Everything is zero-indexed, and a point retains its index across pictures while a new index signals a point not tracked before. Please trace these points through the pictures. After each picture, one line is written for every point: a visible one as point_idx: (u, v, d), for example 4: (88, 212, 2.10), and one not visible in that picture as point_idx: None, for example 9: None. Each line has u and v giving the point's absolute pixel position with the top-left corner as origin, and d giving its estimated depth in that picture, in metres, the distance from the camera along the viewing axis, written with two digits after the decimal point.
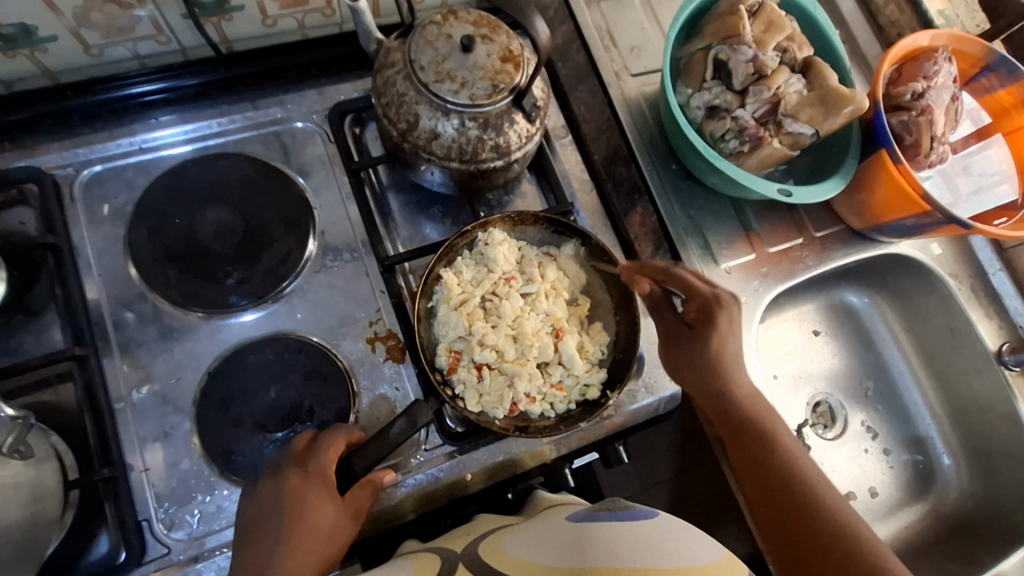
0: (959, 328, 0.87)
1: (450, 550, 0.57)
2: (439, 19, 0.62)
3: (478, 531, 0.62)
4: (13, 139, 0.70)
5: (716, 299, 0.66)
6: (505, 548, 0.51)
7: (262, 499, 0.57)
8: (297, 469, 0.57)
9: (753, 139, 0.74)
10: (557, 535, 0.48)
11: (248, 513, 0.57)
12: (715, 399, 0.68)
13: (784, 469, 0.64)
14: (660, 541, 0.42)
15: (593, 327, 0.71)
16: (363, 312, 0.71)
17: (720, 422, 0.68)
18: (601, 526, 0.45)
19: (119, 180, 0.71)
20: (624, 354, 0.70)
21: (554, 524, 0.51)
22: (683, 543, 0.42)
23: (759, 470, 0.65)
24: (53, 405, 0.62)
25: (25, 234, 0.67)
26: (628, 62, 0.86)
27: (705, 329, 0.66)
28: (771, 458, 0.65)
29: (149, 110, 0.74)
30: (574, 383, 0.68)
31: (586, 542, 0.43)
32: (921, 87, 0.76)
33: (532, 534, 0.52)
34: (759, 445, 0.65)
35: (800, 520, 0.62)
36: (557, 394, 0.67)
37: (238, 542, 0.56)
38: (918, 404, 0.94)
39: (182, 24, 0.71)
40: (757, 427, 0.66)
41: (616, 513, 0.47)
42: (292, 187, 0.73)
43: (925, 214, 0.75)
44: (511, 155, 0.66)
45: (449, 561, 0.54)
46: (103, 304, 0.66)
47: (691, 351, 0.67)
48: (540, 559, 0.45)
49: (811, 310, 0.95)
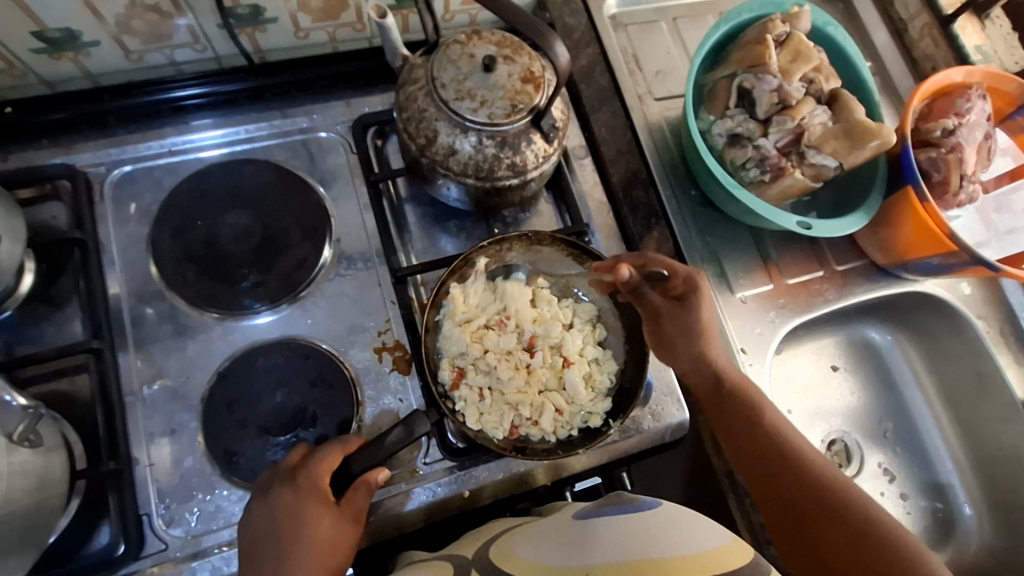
0: (986, 372, 0.84)
1: (462, 556, 0.57)
2: (463, 38, 0.63)
3: (488, 535, 0.61)
4: (51, 136, 0.73)
5: (698, 277, 0.67)
6: (517, 551, 0.50)
7: (256, 519, 0.57)
8: (286, 485, 0.57)
9: (774, 169, 0.73)
10: (565, 533, 0.47)
11: (246, 535, 0.57)
12: (704, 377, 0.67)
13: (784, 455, 0.63)
14: (663, 531, 0.42)
15: (603, 354, 0.70)
16: (373, 321, 0.71)
17: (709, 402, 0.68)
18: (608, 520, 0.45)
19: (147, 180, 0.73)
20: (631, 383, 0.69)
21: (562, 520, 0.51)
22: (694, 537, 0.41)
23: (750, 454, 0.64)
24: (67, 395, 0.64)
25: (55, 228, 0.69)
26: (652, 86, 0.86)
27: (687, 303, 0.66)
28: (758, 432, 0.64)
29: (181, 114, 0.76)
30: (577, 410, 0.67)
31: (597, 541, 0.43)
32: (952, 124, 0.74)
33: (540, 534, 0.51)
34: (747, 422, 0.65)
35: (804, 488, 0.61)
36: (559, 420, 0.66)
37: (240, 565, 0.56)
38: (939, 450, 0.90)
39: (218, 34, 0.74)
40: (744, 403, 0.66)
41: (619, 506, 0.46)
42: (312, 194, 0.74)
43: (952, 254, 0.72)
44: (527, 174, 0.66)
45: (462, 568, 0.54)
46: (123, 299, 0.68)
47: (681, 323, 0.66)
48: (553, 558, 0.45)
49: (830, 345, 0.92)
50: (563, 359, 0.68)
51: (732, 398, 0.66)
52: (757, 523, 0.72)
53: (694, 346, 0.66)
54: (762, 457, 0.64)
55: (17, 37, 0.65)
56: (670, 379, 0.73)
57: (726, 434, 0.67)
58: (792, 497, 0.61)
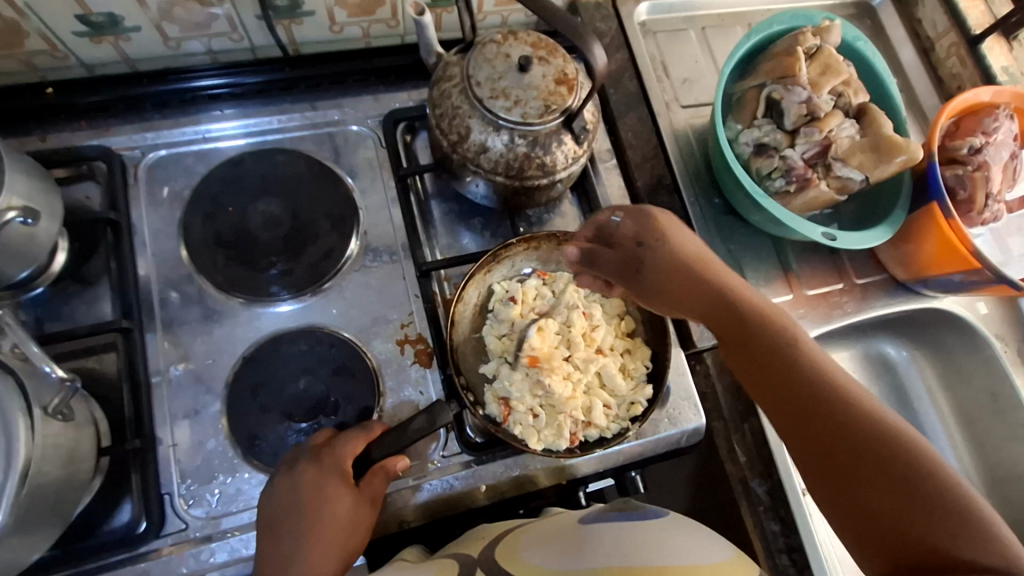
0: (1001, 391, 0.85)
1: (468, 555, 0.55)
2: (499, 38, 0.64)
3: (493, 535, 0.60)
4: (88, 118, 0.74)
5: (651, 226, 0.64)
6: (524, 554, 0.50)
7: (276, 493, 0.57)
8: (310, 461, 0.58)
9: (799, 180, 0.74)
10: (568, 535, 0.49)
11: (267, 509, 0.57)
12: (727, 317, 0.59)
13: (819, 395, 0.53)
14: (666, 539, 0.44)
15: (634, 345, 0.71)
16: (396, 313, 0.72)
17: (749, 368, 0.58)
18: (612, 527, 0.47)
19: (180, 165, 0.75)
20: (654, 379, 0.70)
21: (567, 523, 0.53)
22: (698, 546, 0.43)
23: (782, 406, 0.55)
24: (95, 373, 0.65)
25: (89, 208, 0.71)
26: (679, 93, 0.87)
27: (650, 244, 0.63)
28: (802, 383, 0.54)
29: (213, 102, 0.77)
30: (620, 402, 0.68)
31: (598, 544, 0.45)
32: (979, 142, 0.74)
33: (544, 535, 0.53)
34: (786, 370, 0.55)
35: (841, 433, 0.51)
36: (608, 413, 0.67)
37: (260, 536, 0.56)
38: (954, 468, 0.89)
39: (256, 25, 0.75)
40: (784, 352, 0.56)
41: (627, 515, 0.49)
42: (341, 186, 0.75)
43: (974, 272, 0.73)
44: (556, 175, 0.67)
45: (467, 567, 0.52)
46: (152, 282, 0.69)
47: (631, 267, 0.64)
48: (557, 562, 0.45)
49: (846, 358, 0.92)
50: (601, 354, 0.69)
51: (766, 338, 0.57)
52: (768, 530, 0.72)
53: (683, 289, 0.61)
54: (799, 408, 0.54)
55: (61, 20, 0.66)
56: (688, 385, 0.74)
57: (762, 388, 0.57)
58: (838, 449, 0.51)
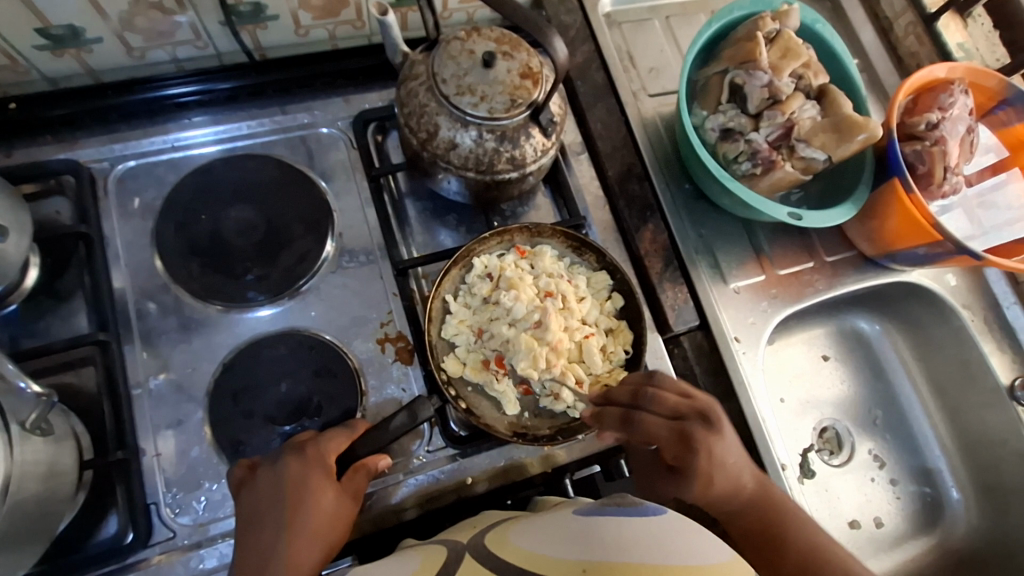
0: (972, 358, 0.87)
1: (457, 541, 0.56)
2: (463, 35, 0.65)
3: (486, 522, 0.60)
4: (54, 132, 0.73)
5: (681, 437, 0.62)
6: (514, 540, 0.49)
7: (260, 486, 0.57)
8: (295, 455, 0.59)
9: (764, 163, 0.75)
10: (563, 528, 0.47)
11: (248, 505, 0.57)
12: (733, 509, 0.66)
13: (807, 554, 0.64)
14: (667, 540, 0.42)
15: (616, 326, 0.72)
16: (375, 313, 0.73)
17: (743, 529, 0.66)
18: (612, 520, 0.45)
19: (150, 175, 0.74)
20: (633, 354, 0.71)
21: (560, 514, 0.51)
22: (695, 545, 0.41)
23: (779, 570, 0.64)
24: (74, 387, 0.65)
25: (59, 222, 0.70)
26: (646, 83, 0.88)
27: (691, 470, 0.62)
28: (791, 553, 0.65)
29: (182, 110, 0.77)
30: (597, 383, 0.70)
31: (599, 540, 0.42)
32: (936, 117, 0.77)
33: (538, 525, 0.51)
34: (771, 549, 0.65)
35: None
36: (584, 395, 0.68)
37: (237, 529, 0.57)
38: (928, 436, 0.93)
39: (220, 31, 0.75)
40: (774, 519, 0.66)
41: (624, 508, 0.47)
42: (314, 189, 0.75)
43: (937, 244, 0.75)
44: (526, 168, 0.68)
45: (456, 552, 0.52)
46: (128, 293, 0.69)
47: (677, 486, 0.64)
48: (551, 551, 0.44)
49: (820, 335, 0.94)
50: (579, 331, 0.69)
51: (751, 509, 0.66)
52: None
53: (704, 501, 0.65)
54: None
55: (21, 34, 0.66)
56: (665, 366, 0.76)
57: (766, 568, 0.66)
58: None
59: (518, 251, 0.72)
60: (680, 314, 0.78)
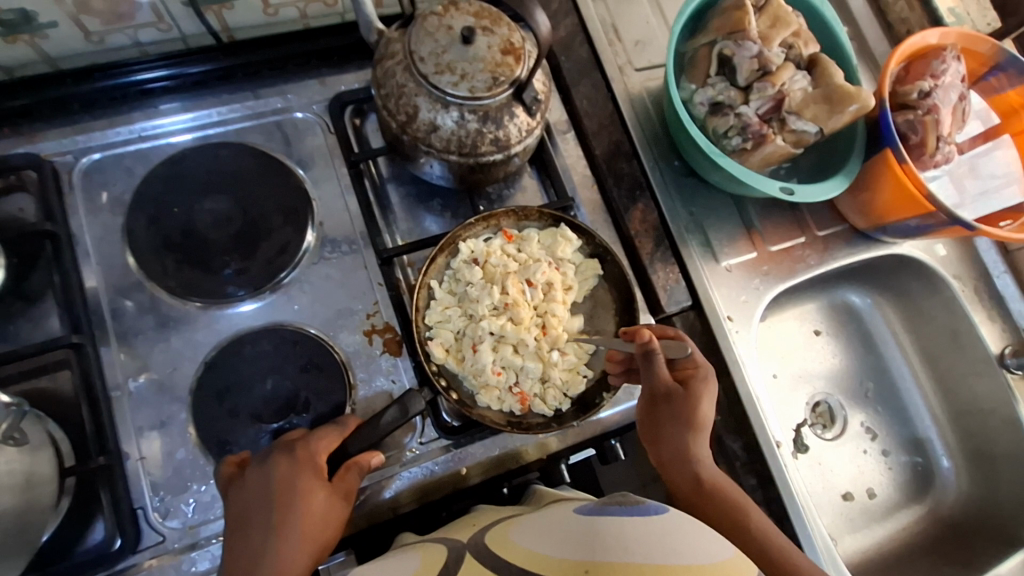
0: (962, 329, 0.86)
1: (457, 540, 0.55)
2: (440, 10, 0.62)
3: (486, 520, 0.60)
4: (12, 125, 0.70)
5: (697, 375, 0.66)
6: (513, 539, 0.49)
7: (248, 487, 0.56)
8: (285, 455, 0.57)
9: (756, 137, 0.74)
10: (564, 526, 0.47)
11: (236, 507, 0.56)
12: (682, 470, 0.65)
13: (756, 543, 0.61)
14: (669, 538, 0.41)
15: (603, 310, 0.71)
16: (361, 304, 0.71)
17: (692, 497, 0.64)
18: (611, 519, 0.44)
19: (119, 168, 0.71)
20: None
21: (562, 514, 0.50)
22: (697, 544, 0.40)
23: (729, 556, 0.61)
24: (50, 392, 0.63)
25: (23, 221, 0.67)
26: (632, 56, 0.85)
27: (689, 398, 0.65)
28: (725, 516, 0.62)
29: (149, 98, 0.73)
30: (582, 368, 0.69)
31: (599, 540, 0.42)
32: (928, 85, 0.75)
33: (539, 523, 0.50)
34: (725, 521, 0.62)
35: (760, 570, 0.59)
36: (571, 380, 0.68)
37: (227, 532, 0.55)
38: (918, 405, 0.93)
39: (183, 12, 0.71)
40: (724, 504, 0.63)
41: (625, 507, 0.46)
42: (292, 178, 0.73)
43: (930, 215, 0.74)
44: (511, 149, 0.65)
45: (455, 552, 0.52)
46: (102, 292, 0.67)
47: (667, 415, 0.66)
48: (552, 551, 0.43)
49: (812, 310, 0.94)
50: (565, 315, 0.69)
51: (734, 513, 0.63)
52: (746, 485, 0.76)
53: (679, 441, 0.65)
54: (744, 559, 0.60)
55: None
56: None
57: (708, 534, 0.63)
58: None
59: (505, 235, 0.70)
60: (672, 294, 0.77)
